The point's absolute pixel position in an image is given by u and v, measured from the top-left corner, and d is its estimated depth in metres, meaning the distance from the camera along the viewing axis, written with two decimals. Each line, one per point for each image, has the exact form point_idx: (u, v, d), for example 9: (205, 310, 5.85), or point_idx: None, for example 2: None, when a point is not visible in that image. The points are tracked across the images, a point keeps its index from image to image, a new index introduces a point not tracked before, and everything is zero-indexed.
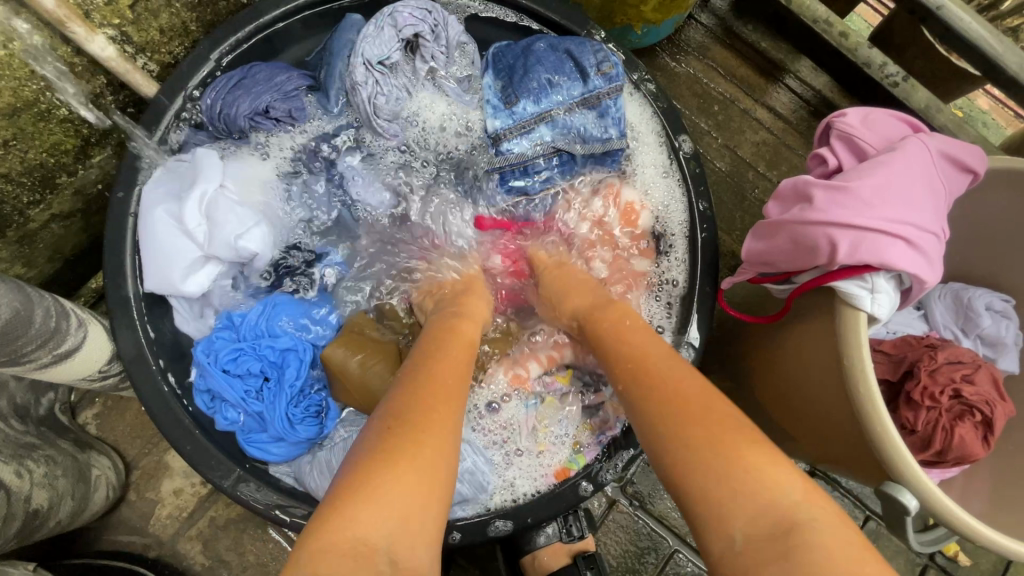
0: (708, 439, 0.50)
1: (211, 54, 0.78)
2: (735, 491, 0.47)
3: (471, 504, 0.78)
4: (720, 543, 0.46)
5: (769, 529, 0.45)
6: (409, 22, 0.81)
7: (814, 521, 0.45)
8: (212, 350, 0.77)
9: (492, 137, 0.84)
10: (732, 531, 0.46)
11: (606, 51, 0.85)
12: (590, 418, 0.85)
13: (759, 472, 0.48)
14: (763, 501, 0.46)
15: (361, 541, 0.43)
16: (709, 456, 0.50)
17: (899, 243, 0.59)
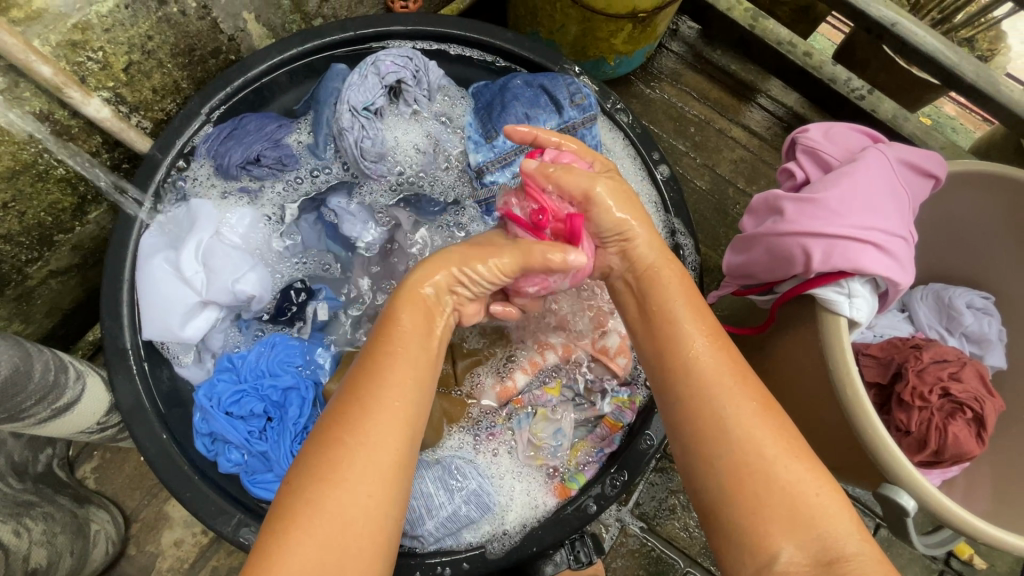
0: (762, 440, 0.50)
1: (201, 110, 0.81)
2: (790, 510, 0.47)
3: (477, 528, 0.75)
4: (762, 561, 0.46)
5: (816, 555, 0.45)
6: (391, 70, 0.84)
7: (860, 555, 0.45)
8: (215, 393, 0.74)
9: (475, 170, 0.88)
10: (778, 550, 0.46)
11: (578, 84, 0.89)
12: (587, 435, 0.82)
13: (798, 486, 0.48)
14: (819, 529, 0.46)
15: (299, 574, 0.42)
16: (754, 469, 0.49)
17: (870, 248, 0.61)
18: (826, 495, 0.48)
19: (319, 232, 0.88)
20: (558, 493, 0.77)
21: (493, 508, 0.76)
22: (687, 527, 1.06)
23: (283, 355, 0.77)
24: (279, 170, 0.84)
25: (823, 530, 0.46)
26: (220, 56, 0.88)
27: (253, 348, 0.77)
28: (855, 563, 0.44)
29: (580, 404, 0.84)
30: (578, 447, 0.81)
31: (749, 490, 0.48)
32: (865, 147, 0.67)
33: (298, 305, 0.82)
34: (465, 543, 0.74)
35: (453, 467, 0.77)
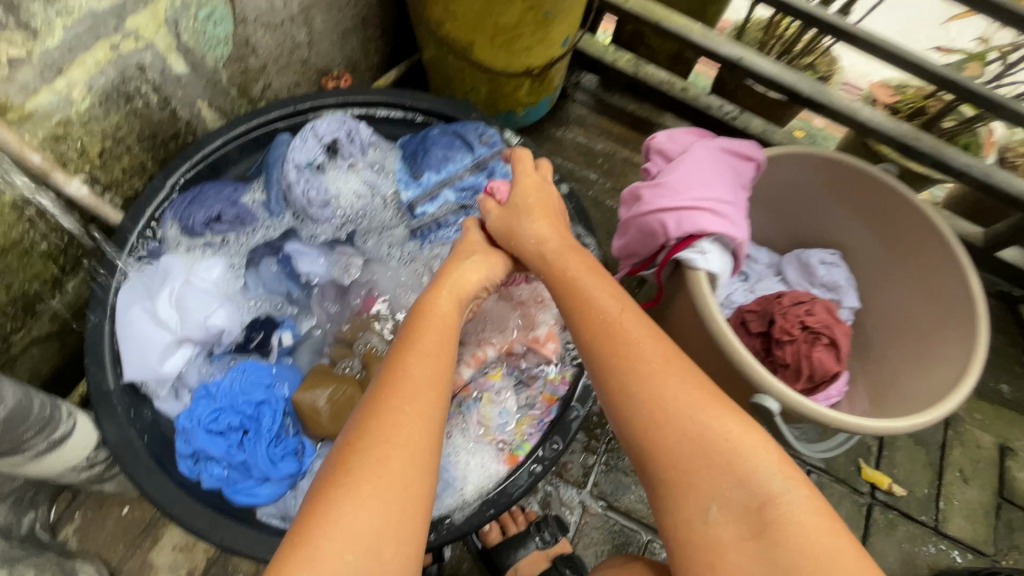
0: (688, 399, 0.63)
1: (166, 182, 0.95)
2: (722, 469, 0.59)
3: (441, 501, 0.85)
4: (698, 514, 0.59)
5: (749, 505, 0.57)
6: (328, 132, 1.02)
7: (787, 496, 0.56)
8: (194, 415, 0.84)
9: (407, 205, 1.05)
10: (708, 505, 0.58)
11: (485, 127, 1.08)
12: (529, 411, 0.94)
13: (727, 443, 0.60)
14: (746, 479, 0.58)
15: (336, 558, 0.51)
16: (683, 423, 0.62)
17: (709, 214, 0.80)
18: (750, 443, 0.60)
19: (278, 273, 1.00)
20: (508, 461, 0.88)
21: (454, 482, 0.87)
22: (643, 499, 1.18)
23: (253, 376, 0.87)
24: (238, 224, 0.98)
25: (753, 484, 0.57)
26: (179, 138, 1.05)
27: (225, 373, 0.87)
28: (784, 504, 0.56)
29: (521, 386, 0.97)
30: (523, 421, 0.93)
31: (682, 444, 0.61)
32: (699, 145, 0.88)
33: (262, 338, 0.95)
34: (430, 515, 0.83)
35: None
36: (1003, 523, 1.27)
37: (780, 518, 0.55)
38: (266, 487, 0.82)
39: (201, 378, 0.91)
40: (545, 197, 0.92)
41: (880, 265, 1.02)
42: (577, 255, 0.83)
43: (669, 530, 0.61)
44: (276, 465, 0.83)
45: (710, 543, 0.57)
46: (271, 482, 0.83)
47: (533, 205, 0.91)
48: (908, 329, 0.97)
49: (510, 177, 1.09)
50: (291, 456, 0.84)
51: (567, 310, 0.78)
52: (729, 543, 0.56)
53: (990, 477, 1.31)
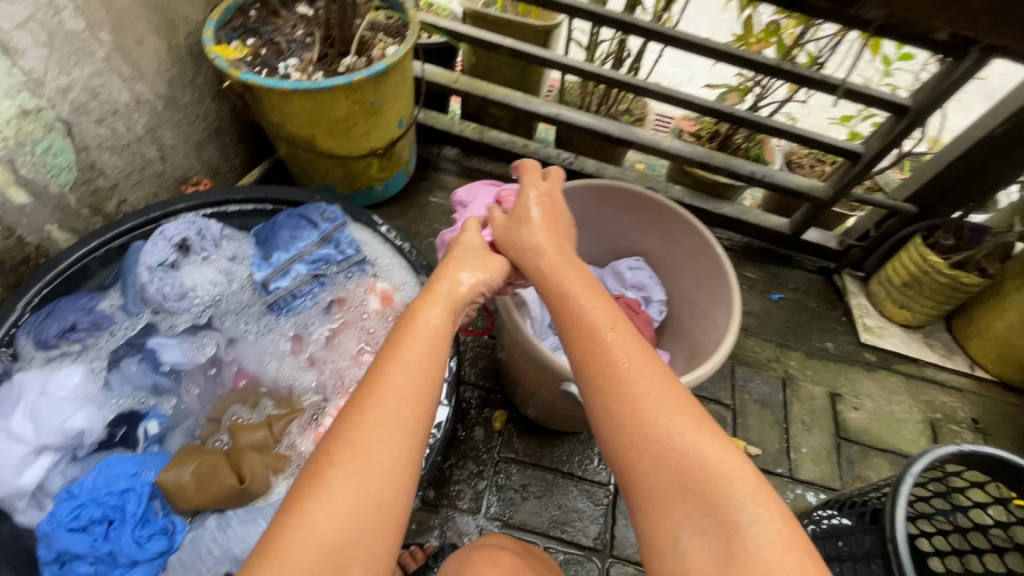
0: (667, 425, 0.69)
1: (18, 303, 1.01)
2: (693, 483, 0.64)
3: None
4: (669, 539, 0.64)
5: (718, 529, 0.61)
6: (177, 233, 1.12)
7: (757, 525, 0.60)
8: (55, 517, 0.86)
9: (261, 283, 1.16)
10: (679, 533, 0.63)
11: (326, 205, 1.23)
12: None
13: (697, 459, 0.66)
14: (712, 498, 0.63)
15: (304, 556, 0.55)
16: (661, 449, 0.67)
17: (495, 244, 1.01)
18: (728, 472, 0.64)
19: (142, 369, 1.06)
20: None
21: None
22: (534, 510, 1.28)
23: (116, 467, 0.91)
24: (95, 329, 1.05)
25: (727, 512, 0.62)
26: (30, 262, 1.13)
27: (87, 471, 0.90)
28: (751, 536, 0.60)
29: None
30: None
31: (659, 470, 0.67)
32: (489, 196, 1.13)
33: (126, 432, 1.01)
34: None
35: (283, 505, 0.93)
36: (843, 459, 1.48)
37: (745, 554, 0.59)
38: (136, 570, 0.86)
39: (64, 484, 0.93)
40: (552, 209, 1.05)
41: (671, 258, 1.25)
42: (578, 270, 0.92)
43: (647, 549, 0.66)
44: (143, 546, 0.87)
45: (675, 567, 0.62)
46: (140, 564, 0.87)
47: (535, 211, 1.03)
48: (695, 302, 1.20)
49: (357, 244, 1.23)
50: (160, 535, 0.89)
51: (564, 326, 0.85)
52: (692, 568, 0.61)
53: (826, 422, 1.53)
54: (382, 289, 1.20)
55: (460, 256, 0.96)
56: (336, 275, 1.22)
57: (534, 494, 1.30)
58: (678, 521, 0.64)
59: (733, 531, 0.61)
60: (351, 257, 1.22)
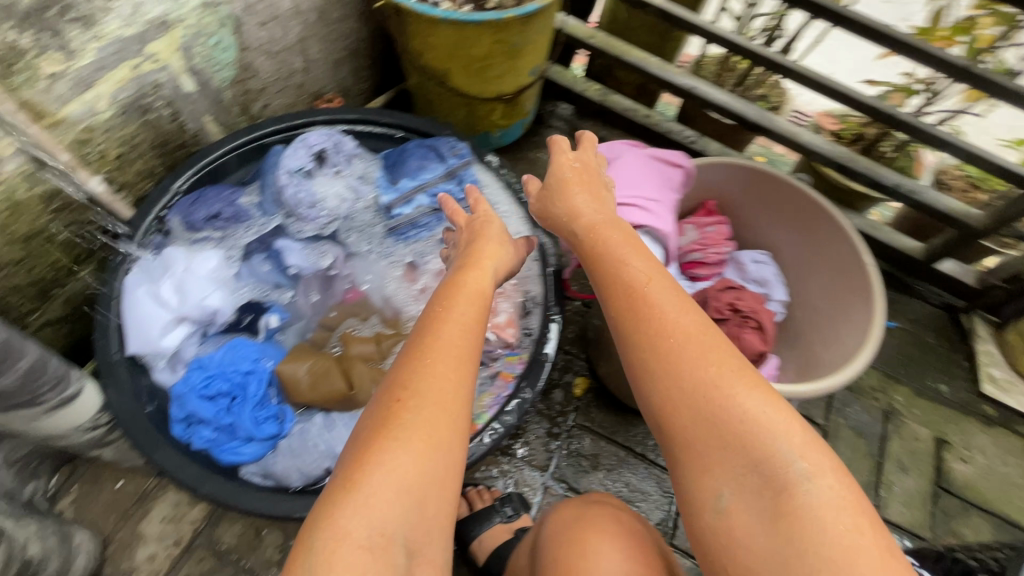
0: (712, 380, 0.66)
1: (172, 184, 1.08)
2: (732, 438, 0.64)
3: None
4: (710, 495, 0.64)
5: (760, 488, 0.61)
6: (317, 142, 1.16)
7: (810, 492, 0.59)
8: (188, 382, 0.95)
9: (385, 206, 1.20)
10: (720, 489, 0.64)
11: (456, 141, 1.23)
12: (488, 387, 1.05)
13: (745, 412, 0.64)
14: (757, 455, 0.62)
15: (378, 527, 0.60)
16: (698, 404, 0.66)
17: (636, 208, 0.94)
18: (774, 429, 0.62)
19: (267, 265, 1.12)
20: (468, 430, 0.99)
21: None
22: (602, 481, 1.28)
23: (243, 350, 0.99)
24: (235, 221, 1.12)
25: (767, 466, 0.61)
26: (185, 149, 1.19)
27: (217, 348, 0.98)
28: (802, 493, 0.59)
29: (483, 366, 1.08)
30: (483, 396, 1.04)
31: (701, 427, 0.66)
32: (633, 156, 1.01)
33: (252, 320, 1.09)
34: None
35: None
36: (939, 510, 1.36)
37: (797, 512, 0.58)
38: (250, 447, 0.93)
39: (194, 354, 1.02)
40: (587, 169, 0.99)
41: (803, 260, 1.16)
42: (616, 228, 0.90)
43: (684, 502, 0.68)
44: (260, 426, 0.94)
45: (716, 526, 0.63)
46: (255, 442, 0.94)
47: (572, 177, 0.97)
48: (822, 309, 1.10)
49: (478, 184, 1.23)
50: (273, 420, 0.96)
51: (599, 286, 0.83)
52: (738, 522, 0.62)
53: (927, 467, 1.41)
54: None
55: (477, 240, 0.98)
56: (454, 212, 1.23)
57: (604, 467, 1.30)
58: (720, 476, 0.64)
59: (781, 487, 0.60)
60: (471, 197, 1.23)
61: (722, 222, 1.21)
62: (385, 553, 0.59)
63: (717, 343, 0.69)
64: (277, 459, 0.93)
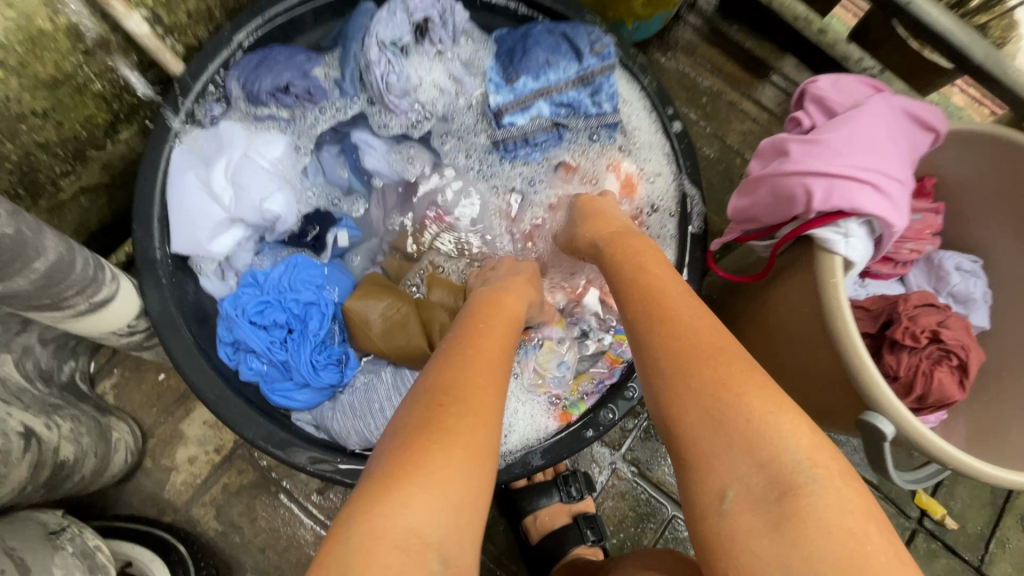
0: (722, 377, 0.53)
1: (233, 37, 0.84)
2: (735, 435, 0.50)
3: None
4: (712, 499, 0.49)
5: (765, 491, 0.48)
6: (419, 7, 0.86)
7: (813, 482, 0.47)
8: (239, 304, 0.80)
9: (494, 111, 0.90)
10: (725, 487, 0.49)
11: (600, 34, 0.91)
12: (588, 368, 0.88)
13: (753, 413, 0.50)
14: (766, 452, 0.49)
15: (413, 534, 0.43)
16: (702, 399, 0.53)
17: (868, 188, 0.65)
18: (780, 423, 0.50)
19: (340, 163, 0.93)
20: (560, 418, 0.83)
21: (500, 428, 0.82)
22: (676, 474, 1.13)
23: (306, 273, 0.82)
24: (306, 99, 0.87)
25: (776, 463, 0.48)
26: None
27: (275, 266, 0.82)
28: (809, 493, 0.46)
29: (585, 341, 0.90)
30: (580, 378, 0.87)
31: (705, 432, 0.52)
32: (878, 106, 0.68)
33: (316, 234, 0.89)
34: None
35: None
36: None
37: (801, 511, 0.45)
38: (304, 393, 0.81)
39: (248, 266, 0.87)
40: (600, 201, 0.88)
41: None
42: (634, 240, 0.75)
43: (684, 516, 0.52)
44: (318, 372, 0.80)
45: (723, 536, 0.48)
46: (310, 388, 0.81)
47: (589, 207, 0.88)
48: None
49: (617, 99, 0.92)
50: (334, 366, 0.82)
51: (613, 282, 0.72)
52: (742, 528, 0.47)
53: None
54: (624, 171, 0.96)
55: (505, 284, 0.78)
56: (576, 131, 0.95)
57: None
58: (722, 473, 0.50)
59: (788, 486, 0.47)
60: (604, 115, 0.92)
61: (939, 209, 0.89)
62: (420, 563, 0.42)
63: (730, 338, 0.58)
64: (333, 413, 0.80)
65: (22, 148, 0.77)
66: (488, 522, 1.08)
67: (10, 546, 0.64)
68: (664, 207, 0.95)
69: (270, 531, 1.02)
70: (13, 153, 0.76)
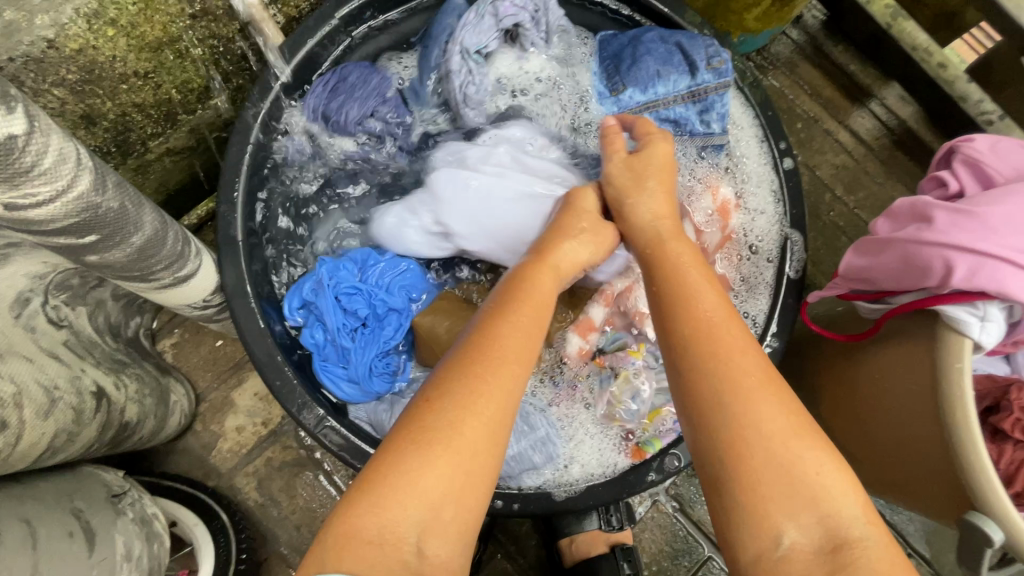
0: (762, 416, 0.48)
1: (335, 14, 0.83)
2: (789, 485, 0.46)
3: (538, 472, 0.82)
4: (763, 545, 0.45)
5: (821, 540, 0.44)
6: (510, 13, 0.83)
7: (865, 537, 0.44)
8: (335, 276, 0.84)
9: (597, 123, 0.90)
10: (781, 533, 0.45)
11: (718, 47, 0.86)
12: (664, 404, 0.85)
13: (815, 469, 0.46)
14: (822, 501, 0.45)
15: (389, 532, 0.45)
16: (760, 446, 0.47)
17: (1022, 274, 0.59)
18: (830, 474, 0.47)
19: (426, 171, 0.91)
20: (632, 455, 0.82)
21: (558, 458, 0.83)
22: None
23: (405, 279, 0.87)
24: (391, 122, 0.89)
25: (824, 510, 0.45)
26: None
27: (380, 261, 0.86)
28: (861, 548, 0.43)
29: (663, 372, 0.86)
30: (657, 412, 0.84)
31: (721, 454, 0.48)
32: None
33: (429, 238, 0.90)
34: (527, 486, 0.80)
35: (526, 413, 0.84)
36: None
37: (857, 563, 0.43)
38: (349, 388, 0.83)
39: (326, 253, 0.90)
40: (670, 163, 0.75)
41: None
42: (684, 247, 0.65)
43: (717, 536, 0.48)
44: (372, 378, 0.84)
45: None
46: (359, 387, 0.83)
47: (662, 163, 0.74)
48: None
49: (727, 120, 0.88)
50: (387, 375, 0.85)
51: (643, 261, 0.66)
52: None
53: None
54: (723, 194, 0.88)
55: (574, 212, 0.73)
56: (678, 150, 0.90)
57: None
58: (783, 521, 0.45)
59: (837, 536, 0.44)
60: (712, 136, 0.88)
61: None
62: (396, 555, 0.44)
63: (761, 357, 0.52)
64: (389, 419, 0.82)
65: (120, 107, 0.77)
66: (520, 534, 1.07)
67: (77, 507, 0.65)
68: (763, 251, 0.89)
69: (306, 511, 1.03)
70: (111, 111, 0.76)
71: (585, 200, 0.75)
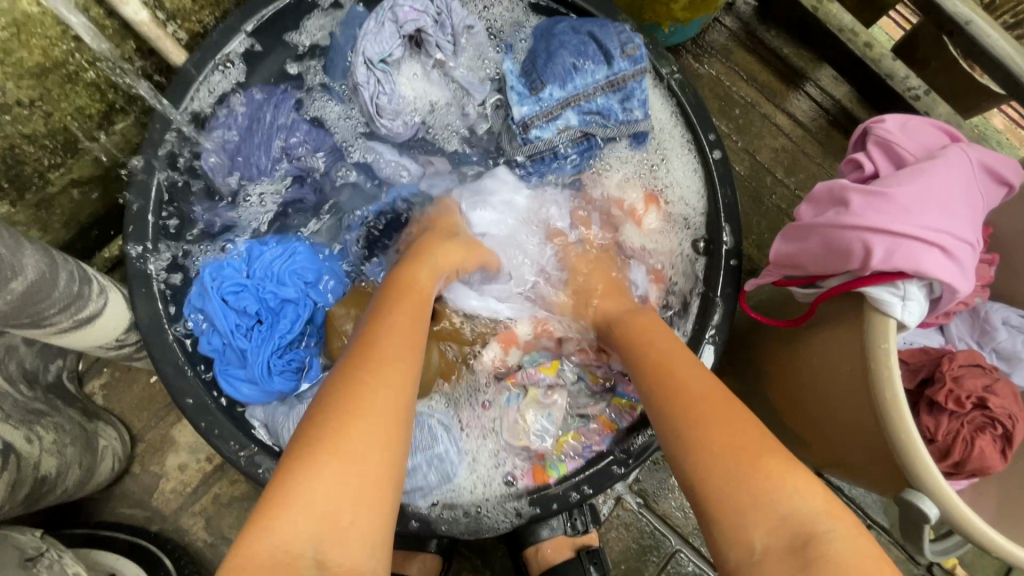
0: (737, 444, 0.51)
1: (243, 26, 0.79)
2: (756, 501, 0.47)
3: (430, 493, 0.80)
4: (740, 553, 0.47)
5: (788, 539, 0.45)
6: (410, 18, 0.82)
7: (830, 532, 0.45)
8: (219, 276, 0.81)
9: (520, 124, 0.85)
10: (752, 541, 0.46)
11: (629, 33, 0.84)
12: (579, 428, 0.86)
13: (780, 488, 0.48)
14: (783, 513, 0.47)
15: (280, 548, 0.43)
16: (736, 468, 0.49)
17: (935, 251, 0.60)
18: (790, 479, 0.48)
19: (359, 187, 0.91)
20: (535, 477, 0.81)
21: (451, 478, 0.81)
22: (683, 508, 1.08)
23: (297, 266, 0.85)
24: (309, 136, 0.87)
25: (794, 518, 0.46)
26: None
27: (268, 249, 0.84)
28: (826, 543, 0.45)
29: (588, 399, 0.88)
30: (566, 438, 0.85)
31: (711, 486, 0.50)
32: (964, 162, 0.64)
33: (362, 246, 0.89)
34: (418, 503, 0.79)
35: (428, 427, 0.82)
36: None
37: (824, 559, 0.44)
38: (250, 389, 0.80)
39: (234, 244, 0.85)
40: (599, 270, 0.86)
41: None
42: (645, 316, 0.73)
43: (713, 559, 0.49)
44: (272, 376, 0.80)
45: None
46: (258, 387, 0.80)
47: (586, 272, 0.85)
48: None
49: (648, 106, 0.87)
50: (290, 373, 0.82)
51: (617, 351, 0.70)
52: None
53: None
54: (632, 200, 0.92)
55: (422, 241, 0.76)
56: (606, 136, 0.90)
57: None
58: (749, 528, 0.47)
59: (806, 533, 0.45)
60: (636, 122, 0.87)
61: (992, 260, 0.82)
62: (289, 573, 0.42)
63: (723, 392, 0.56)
64: (283, 421, 0.78)
65: (7, 139, 0.71)
66: (486, 546, 1.05)
67: None
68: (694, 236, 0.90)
69: None
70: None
71: (419, 277, 0.67)
